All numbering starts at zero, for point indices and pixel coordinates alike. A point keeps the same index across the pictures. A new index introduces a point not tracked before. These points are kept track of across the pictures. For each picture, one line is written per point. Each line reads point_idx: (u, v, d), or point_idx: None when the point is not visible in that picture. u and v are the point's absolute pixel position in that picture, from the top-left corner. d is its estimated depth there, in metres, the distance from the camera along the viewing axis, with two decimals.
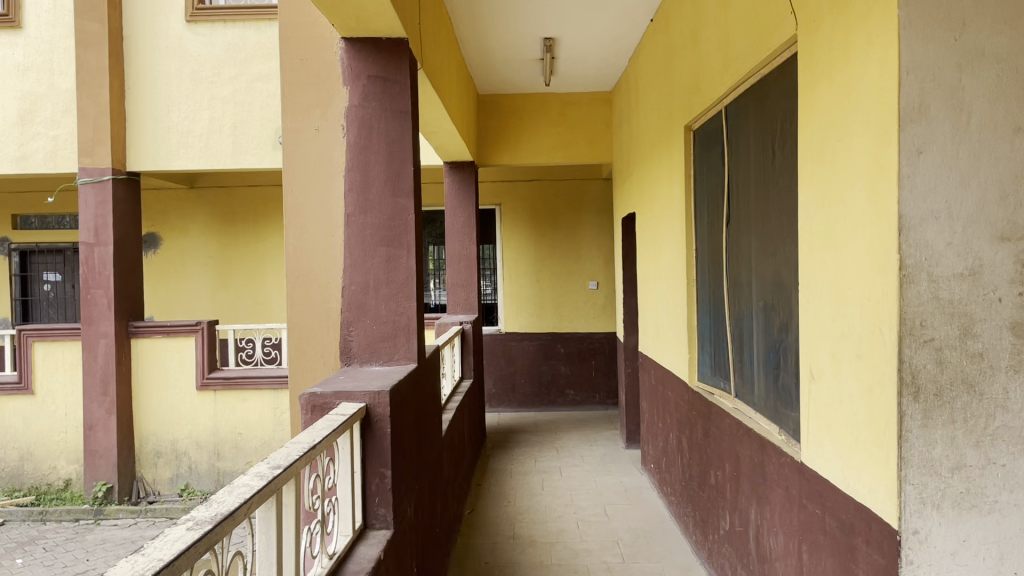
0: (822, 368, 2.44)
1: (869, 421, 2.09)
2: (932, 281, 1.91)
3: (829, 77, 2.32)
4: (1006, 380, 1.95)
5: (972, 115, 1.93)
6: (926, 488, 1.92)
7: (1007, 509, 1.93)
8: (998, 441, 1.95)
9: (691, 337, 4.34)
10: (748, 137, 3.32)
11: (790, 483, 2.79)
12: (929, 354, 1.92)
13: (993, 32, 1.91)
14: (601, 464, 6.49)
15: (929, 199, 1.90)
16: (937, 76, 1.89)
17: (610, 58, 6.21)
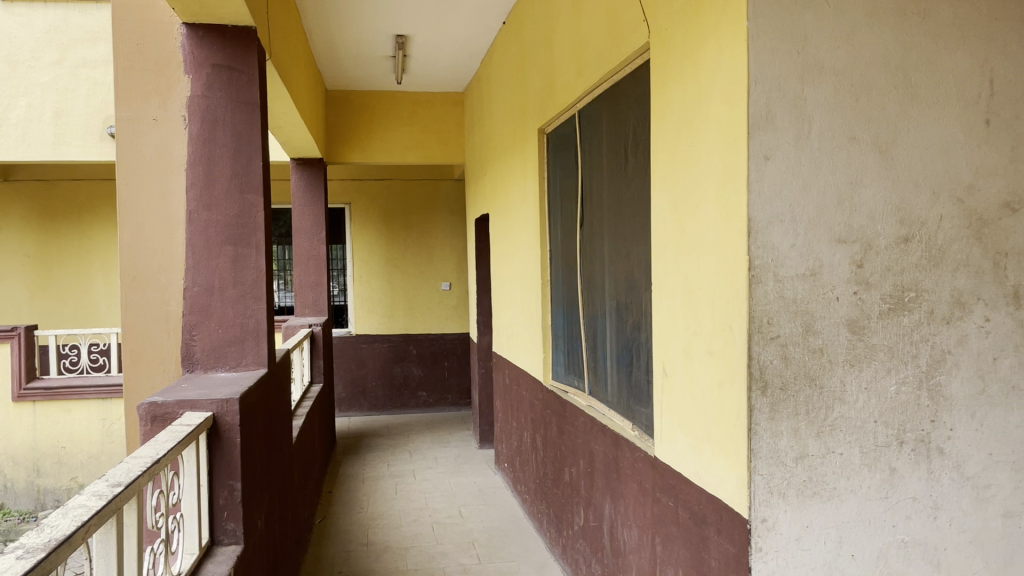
0: (674, 365, 2.53)
1: (720, 415, 2.18)
2: (778, 281, 2.02)
3: (681, 87, 2.40)
4: (842, 374, 2.08)
5: (813, 125, 2.03)
6: (773, 478, 2.02)
7: (844, 495, 2.06)
8: (836, 431, 2.07)
9: (546, 338, 4.40)
10: (601, 141, 3.39)
11: (643, 477, 2.87)
12: (776, 350, 2.03)
13: (831, 46, 2.03)
14: (454, 465, 6.48)
15: (775, 203, 2.00)
16: (781, 86, 1.99)
17: (462, 58, 6.20)
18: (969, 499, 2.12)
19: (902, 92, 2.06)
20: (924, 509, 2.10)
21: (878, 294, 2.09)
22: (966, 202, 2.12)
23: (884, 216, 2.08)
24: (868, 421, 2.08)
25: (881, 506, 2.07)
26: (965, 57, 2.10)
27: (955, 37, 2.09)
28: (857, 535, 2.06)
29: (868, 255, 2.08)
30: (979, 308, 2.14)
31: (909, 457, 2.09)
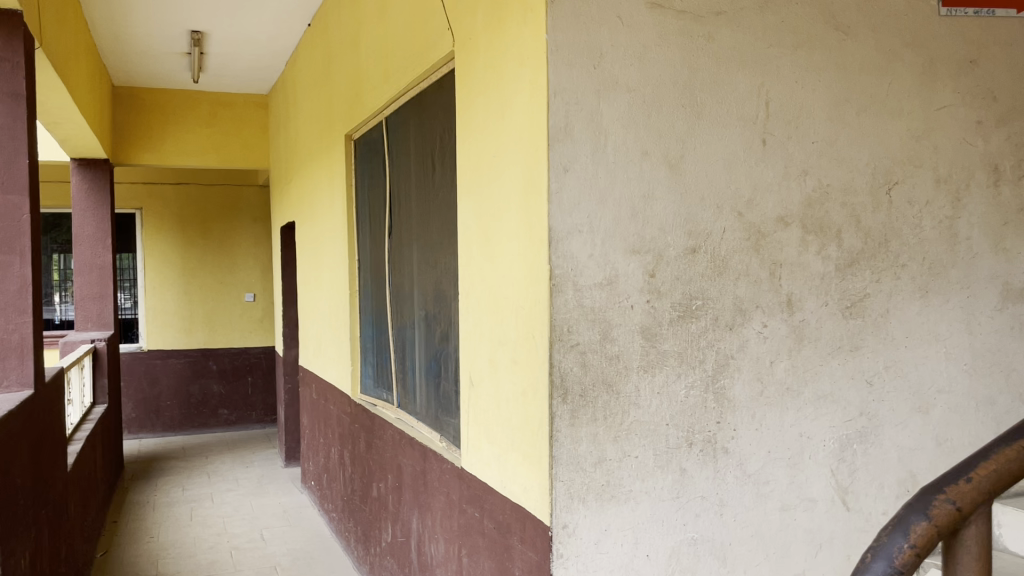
0: (480, 374, 2.52)
1: (524, 423, 2.19)
2: (577, 290, 2.06)
3: (484, 95, 2.40)
4: (637, 380, 2.14)
5: (609, 138, 2.09)
6: (573, 483, 2.06)
7: (639, 497, 2.12)
8: (632, 435, 2.12)
9: (353, 351, 4.28)
10: (408, 149, 3.35)
11: (450, 489, 2.84)
12: (575, 357, 2.07)
13: (625, 63, 2.10)
14: (257, 486, 6.16)
15: (574, 213, 2.04)
16: (579, 100, 2.04)
17: (264, 59, 5.94)
18: (750, 496, 2.22)
19: (689, 110, 2.15)
20: (711, 506, 2.18)
21: (669, 302, 2.16)
22: (746, 216, 2.21)
23: (673, 228, 2.15)
24: (660, 424, 2.15)
25: (673, 506, 2.15)
26: (744, 79, 2.19)
27: (736, 59, 2.19)
28: (652, 536, 2.13)
29: (660, 265, 2.15)
30: (757, 314, 2.23)
31: (698, 457, 2.18)
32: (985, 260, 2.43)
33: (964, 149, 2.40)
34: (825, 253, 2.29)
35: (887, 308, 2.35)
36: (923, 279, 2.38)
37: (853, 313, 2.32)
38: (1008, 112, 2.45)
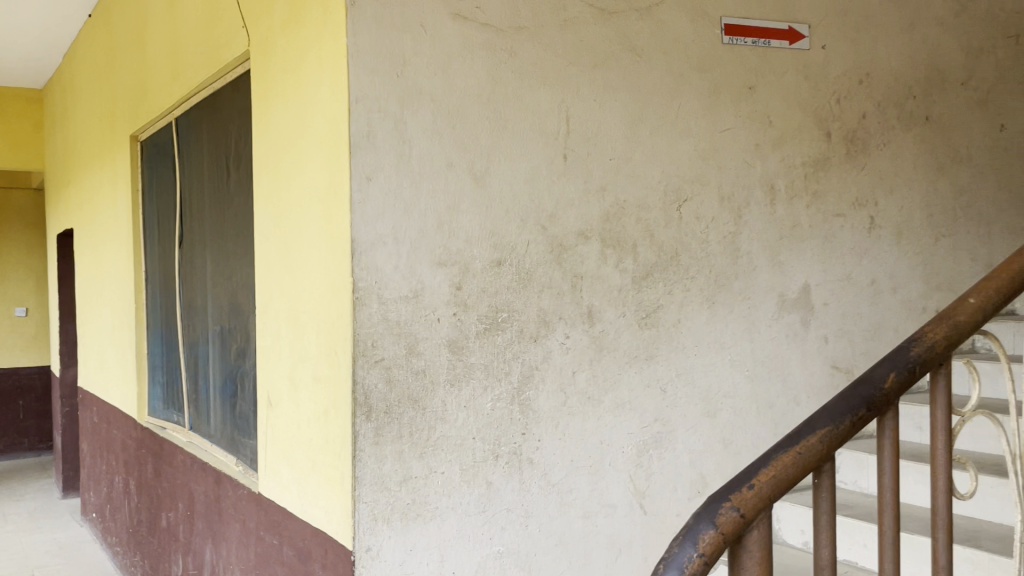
0: (279, 393, 2.39)
1: (325, 444, 2.10)
2: (382, 303, 2.02)
3: (281, 99, 2.29)
4: (444, 394, 2.10)
5: (413, 149, 2.06)
6: (377, 504, 2.00)
7: (446, 513, 2.09)
8: (438, 451, 2.09)
9: (140, 371, 3.93)
10: (201, 153, 3.13)
11: (246, 515, 2.67)
12: (379, 373, 2.02)
13: (429, 72, 2.08)
14: (28, 522, 5.53)
15: (378, 224, 2.01)
16: (381, 107, 2.01)
17: (38, 50, 5.39)
18: (554, 505, 2.21)
19: (493, 123, 2.16)
20: (517, 518, 2.17)
21: (475, 315, 2.14)
22: (549, 229, 2.22)
23: (479, 240, 2.14)
24: (467, 438, 2.12)
25: (479, 520, 2.13)
26: (546, 95, 2.22)
27: (538, 75, 2.21)
28: (457, 553, 2.10)
29: (466, 277, 2.13)
30: (560, 325, 2.23)
31: (504, 469, 2.16)
32: (763, 272, 2.53)
33: (744, 169, 2.49)
34: (622, 265, 2.32)
35: (678, 319, 2.39)
36: (710, 290, 2.44)
37: (647, 324, 2.35)
38: (783, 137, 2.56)
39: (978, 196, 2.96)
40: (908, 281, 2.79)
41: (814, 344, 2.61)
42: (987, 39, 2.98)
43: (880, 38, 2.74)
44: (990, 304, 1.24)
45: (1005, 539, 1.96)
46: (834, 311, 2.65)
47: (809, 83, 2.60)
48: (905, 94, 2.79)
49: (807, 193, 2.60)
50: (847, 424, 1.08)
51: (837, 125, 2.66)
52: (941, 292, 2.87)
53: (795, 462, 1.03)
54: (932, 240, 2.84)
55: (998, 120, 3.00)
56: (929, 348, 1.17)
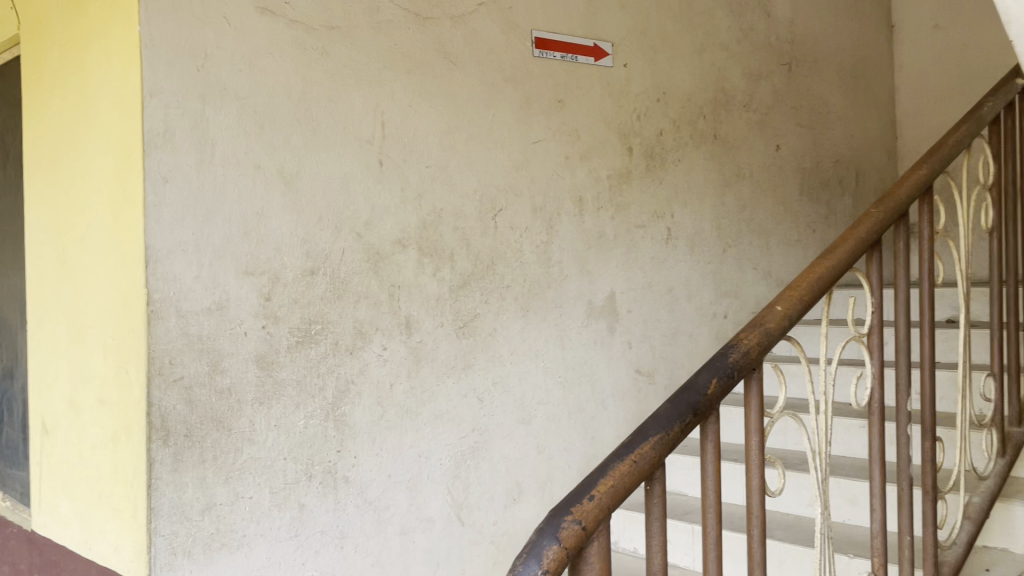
0: (56, 417, 2.13)
1: (114, 472, 1.89)
2: (181, 317, 1.85)
3: (60, 89, 2.06)
4: (252, 413, 1.96)
5: (216, 149, 1.91)
6: (177, 536, 1.83)
7: (254, 541, 1.94)
8: (245, 474, 1.94)
9: None
10: None
11: (15, 557, 2.35)
12: (179, 394, 1.85)
13: (233, 68, 1.94)
14: None
15: (176, 230, 1.85)
16: (181, 103, 1.86)
17: None
18: (371, 524, 2.12)
19: (304, 125, 2.05)
20: (331, 540, 2.06)
21: (286, 327, 2.02)
22: (364, 237, 2.14)
23: (289, 248, 2.02)
24: (277, 459, 1.99)
25: (291, 546, 2.00)
26: (359, 98, 2.14)
27: (351, 77, 2.13)
28: None
29: (275, 288, 2.00)
30: (376, 337, 2.15)
31: (317, 490, 2.04)
32: (574, 281, 2.57)
33: (555, 180, 2.53)
34: (439, 275, 2.28)
35: (494, 327, 2.37)
36: (524, 299, 2.45)
37: (464, 333, 2.31)
38: (590, 150, 2.63)
39: (759, 210, 3.22)
40: (701, 289, 2.98)
41: (620, 350, 2.70)
42: (765, 66, 3.25)
43: (675, 59, 2.90)
44: (793, 312, 1.32)
45: (792, 526, 2.15)
46: (638, 318, 2.76)
47: (613, 99, 2.70)
48: (696, 114, 2.97)
49: (612, 205, 2.69)
50: (676, 431, 1.10)
51: (638, 141, 2.77)
52: (729, 299, 3.09)
53: (631, 471, 1.03)
54: (721, 250, 3.06)
55: (774, 141, 3.28)
56: (745, 356, 1.22)
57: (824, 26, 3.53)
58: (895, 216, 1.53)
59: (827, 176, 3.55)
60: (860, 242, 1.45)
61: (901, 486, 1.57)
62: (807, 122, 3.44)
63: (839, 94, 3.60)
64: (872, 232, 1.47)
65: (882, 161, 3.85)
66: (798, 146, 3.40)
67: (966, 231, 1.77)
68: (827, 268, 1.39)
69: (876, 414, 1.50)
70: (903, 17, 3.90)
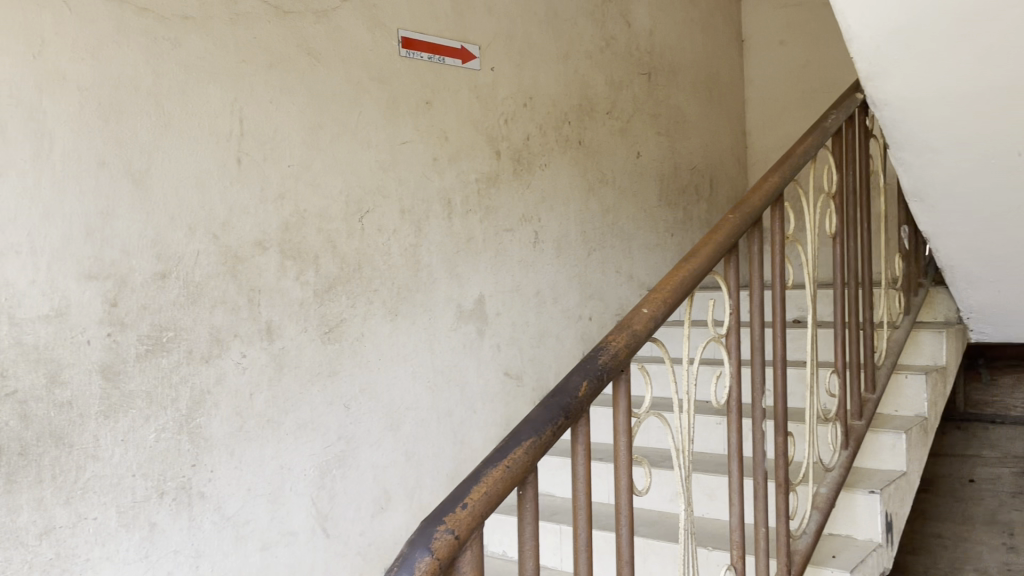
0: None
1: None
2: (13, 325, 1.71)
3: None
4: (96, 428, 1.82)
5: (54, 144, 1.78)
6: (9, 563, 1.68)
7: (98, 565, 1.80)
8: (89, 494, 1.80)
9: None
10: None
11: None
12: (11, 409, 1.71)
13: (74, 57, 1.81)
14: None
15: (8, 230, 1.71)
16: (16, 93, 1.73)
17: None
18: (229, 541, 2.02)
19: (155, 120, 1.93)
20: (185, 560, 1.94)
21: (135, 335, 1.89)
22: (221, 238, 2.04)
23: (138, 250, 1.90)
24: (124, 476, 1.85)
25: (141, 568, 1.87)
26: (215, 92, 2.03)
27: (207, 70, 2.02)
28: None
29: (123, 293, 1.87)
30: (235, 344, 2.05)
31: (170, 507, 1.92)
32: (442, 285, 2.54)
33: (423, 182, 2.50)
34: (303, 279, 2.19)
35: (361, 332, 2.31)
36: (393, 303, 2.39)
37: (330, 339, 2.24)
38: (458, 153, 2.61)
39: (621, 214, 3.30)
40: (567, 292, 3.02)
41: (489, 353, 2.69)
42: (626, 75, 3.35)
43: (541, 65, 2.94)
44: (659, 314, 1.35)
45: (656, 522, 2.21)
46: (506, 321, 2.76)
47: (480, 102, 2.69)
48: (562, 120, 3.01)
49: (480, 208, 2.68)
50: (548, 434, 1.09)
51: (505, 144, 2.78)
52: (594, 301, 3.16)
53: (504, 477, 1.01)
54: (586, 254, 3.11)
55: (635, 148, 3.38)
56: (613, 358, 1.24)
57: (681, 38, 3.67)
58: (751, 222, 1.60)
59: (684, 183, 3.69)
60: (720, 246, 1.50)
61: (757, 480, 1.63)
62: (666, 130, 3.56)
63: (695, 104, 3.76)
64: (730, 237, 1.53)
65: (733, 170, 4.05)
66: (657, 153, 3.51)
67: (813, 236, 1.87)
68: (689, 271, 1.43)
69: (734, 412, 1.56)
70: (751, 34, 4.12)
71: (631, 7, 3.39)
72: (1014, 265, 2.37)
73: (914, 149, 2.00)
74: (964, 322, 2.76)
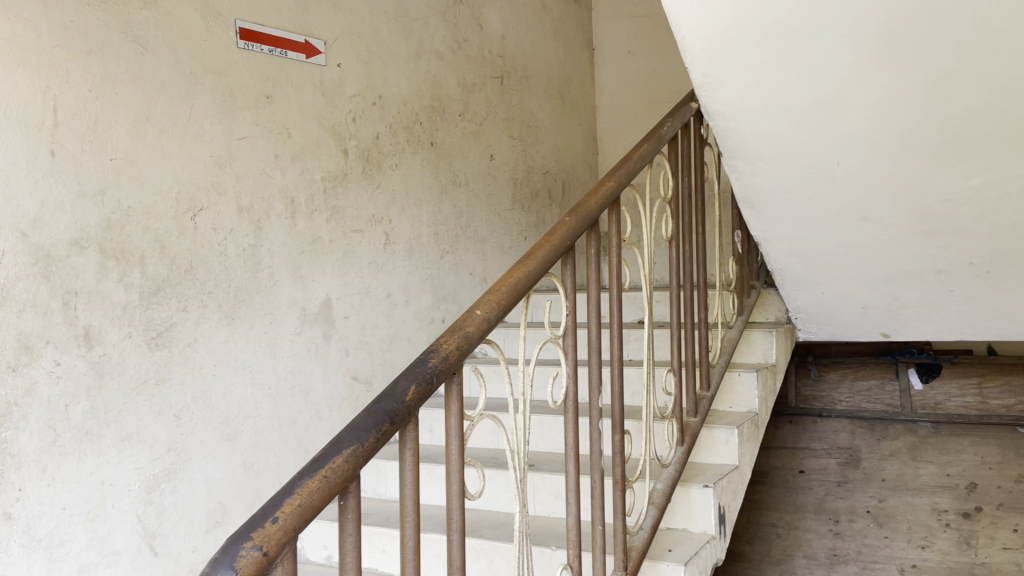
0: None
1: None
2: None
3: None
4: None
5: None
6: None
7: None
8: None
9: None
10: None
11: None
12: None
13: None
14: None
15: None
16: None
17: None
18: (40, 565, 1.85)
19: None
20: None
21: None
22: (31, 237, 1.88)
23: None
24: None
25: None
26: (25, 78, 1.88)
27: (15, 54, 1.86)
28: None
29: None
30: (47, 351, 1.89)
31: None
32: (285, 287, 2.45)
33: (263, 180, 2.40)
34: (127, 280, 2.05)
35: (194, 337, 2.18)
36: (230, 306, 2.28)
37: (158, 344, 2.10)
38: (302, 150, 2.53)
39: (474, 216, 3.30)
40: (419, 294, 2.98)
41: (336, 357, 2.62)
42: (478, 78, 3.35)
43: (390, 64, 2.89)
44: (492, 316, 1.34)
45: (502, 524, 2.20)
46: (354, 324, 2.69)
47: (326, 99, 2.61)
48: (412, 120, 2.97)
49: (326, 208, 2.60)
50: (371, 441, 1.06)
51: (353, 143, 2.71)
52: (446, 304, 3.14)
53: (321, 488, 0.97)
54: (438, 256, 3.09)
55: (488, 151, 3.39)
56: (444, 361, 1.21)
57: (533, 44, 3.72)
58: (587, 224, 1.62)
59: (537, 187, 3.74)
60: (556, 247, 1.51)
61: (594, 478, 1.65)
62: (519, 134, 3.60)
63: (547, 109, 3.81)
64: (566, 239, 1.54)
65: (584, 175, 4.14)
66: (510, 156, 3.54)
67: (650, 238, 1.92)
68: (524, 273, 1.43)
69: (571, 412, 1.56)
70: (601, 43, 4.23)
71: (482, 9, 3.40)
72: (836, 268, 2.53)
73: (744, 158, 2.10)
74: (793, 323, 2.92)
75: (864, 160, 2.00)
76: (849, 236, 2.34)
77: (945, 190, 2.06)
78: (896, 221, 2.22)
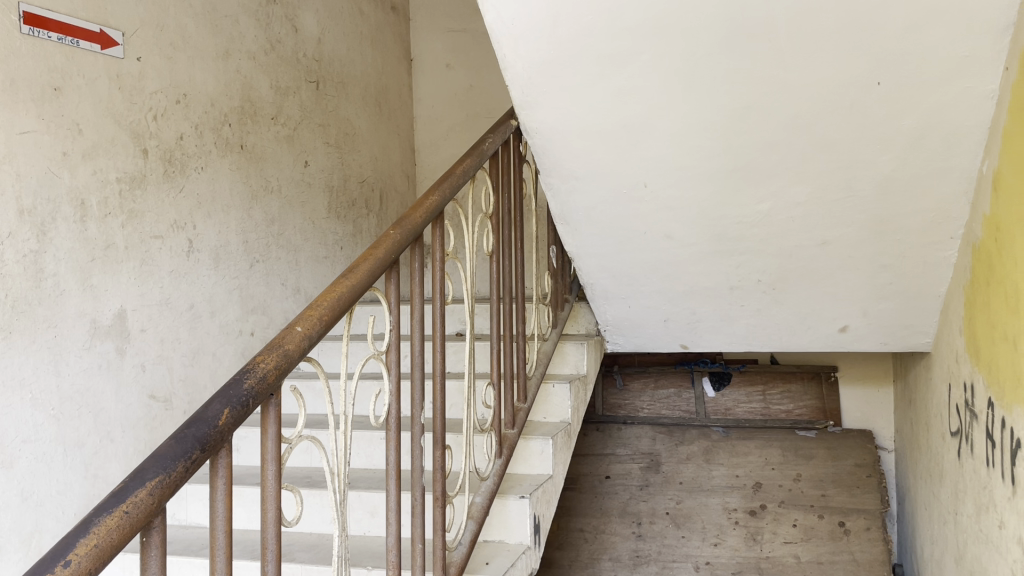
0: None
1: None
2: None
3: None
4: None
5: None
6: None
7: None
8: None
9: None
10: None
11: None
12: None
13: None
14: None
15: None
16: None
17: None
18: None
19: None
20: None
21: None
22: None
23: None
24: None
25: None
26: None
27: None
28: None
29: None
30: None
31: None
32: (73, 297, 2.23)
33: (48, 179, 2.17)
34: None
35: None
36: (6, 319, 2.04)
37: None
38: (93, 149, 2.32)
39: (287, 224, 3.18)
40: (225, 306, 2.83)
41: (131, 374, 2.42)
42: (292, 81, 3.23)
43: (197, 61, 2.72)
44: (313, 333, 1.28)
45: (315, 545, 2.12)
46: (152, 338, 2.50)
47: (123, 95, 2.42)
48: (220, 121, 2.82)
49: (122, 212, 2.40)
50: (180, 471, 0.98)
51: (154, 143, 2.52)
52: (256, 315, 2.99)
53: (121, 525, 0.88)
54: (247, 265, 2.94)
55: (302, 157, 3.27)
56: (261, 381, 1.14)
57: (349, 51, 3.64)
58: (411, 238, 1.60)
59: (353, 196, 3.66)
60: (380, 261, 1.48)
61: (414, 495, 1.62)
62: (335, 140, 3.51)
63: (364, 117, 3.75)
64: (390, 252, 1.51)
65: (401, 184, 4.11)
66: (325, 164, 3.44)
67: (471, 252, 1.92)
68: (347, 287, 1.38)
69: (392, 428, 1.52)
70: (418, 54, 4.22)
71: (298, 11, 3.29)
72: (641, 283, 2.66)
73: (559, 176, 2.16)
74: (601, 334, 3.05)
75: (668, 183, 2.12)
76: (655, 254, 2.47)
77: (740, 214, 2.22)
78: (695, 240, 2.37)
